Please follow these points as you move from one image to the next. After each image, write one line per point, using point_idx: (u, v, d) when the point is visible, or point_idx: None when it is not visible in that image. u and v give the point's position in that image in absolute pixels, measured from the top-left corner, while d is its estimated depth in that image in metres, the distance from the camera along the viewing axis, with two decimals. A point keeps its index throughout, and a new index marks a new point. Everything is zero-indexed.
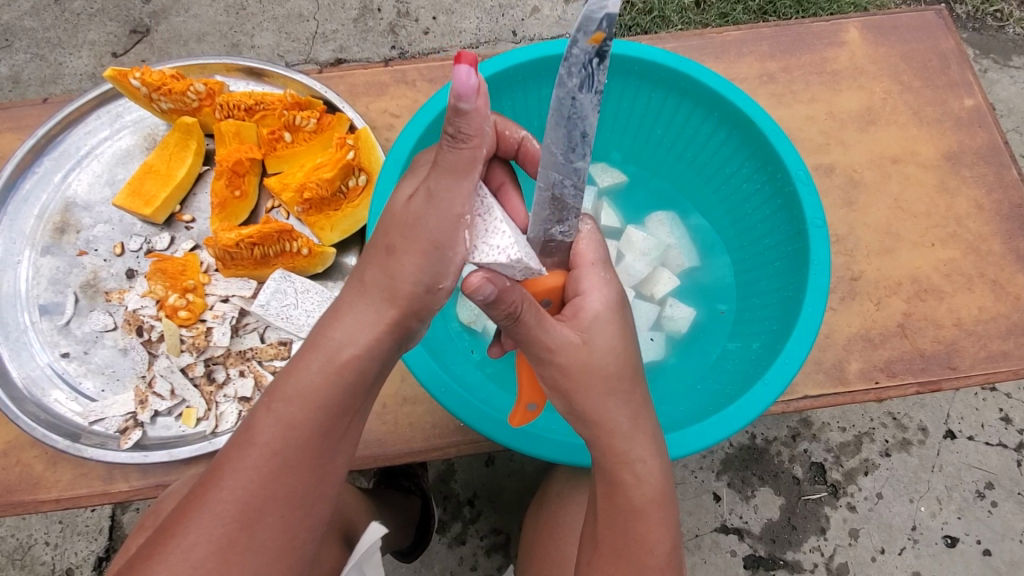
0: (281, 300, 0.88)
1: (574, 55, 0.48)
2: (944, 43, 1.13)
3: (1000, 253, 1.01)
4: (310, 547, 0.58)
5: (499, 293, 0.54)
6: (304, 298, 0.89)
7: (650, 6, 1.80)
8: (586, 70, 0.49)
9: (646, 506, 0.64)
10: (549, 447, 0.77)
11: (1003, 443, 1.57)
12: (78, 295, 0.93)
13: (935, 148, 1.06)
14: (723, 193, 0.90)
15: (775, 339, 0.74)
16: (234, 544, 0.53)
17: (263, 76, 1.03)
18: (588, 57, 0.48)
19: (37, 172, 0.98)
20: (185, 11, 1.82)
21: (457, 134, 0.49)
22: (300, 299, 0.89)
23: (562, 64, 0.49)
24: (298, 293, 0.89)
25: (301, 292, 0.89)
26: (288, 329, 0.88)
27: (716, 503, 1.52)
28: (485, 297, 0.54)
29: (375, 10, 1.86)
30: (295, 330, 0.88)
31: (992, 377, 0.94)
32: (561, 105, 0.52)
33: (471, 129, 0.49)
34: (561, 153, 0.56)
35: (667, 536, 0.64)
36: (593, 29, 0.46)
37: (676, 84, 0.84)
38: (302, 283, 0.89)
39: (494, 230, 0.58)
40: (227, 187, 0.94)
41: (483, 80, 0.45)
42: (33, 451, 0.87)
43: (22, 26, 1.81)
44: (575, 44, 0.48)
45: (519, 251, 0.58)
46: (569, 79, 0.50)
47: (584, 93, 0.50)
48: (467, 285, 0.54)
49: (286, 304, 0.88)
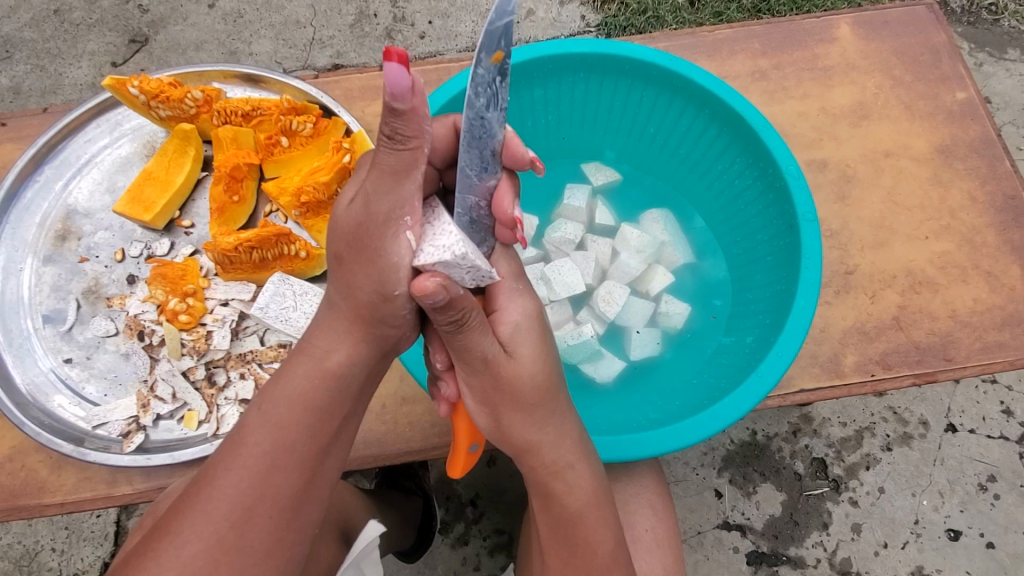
0: (267, 305, 0.88)
1: (480, 75, 0.50)
2: (936, 37, 1.13)
3: (994, 244, 1.01)
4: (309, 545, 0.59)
5: (450, 299, 0.52)
6: (296, 302, 0.89)
7: (644, 6, 1.83)
8: (491, 88, 0.51)
9: (584, 510, 0.65)
10: None
11: (1004, 436, 1.57)
12: (80, 301, 0.94)
13: (928, 141, 1.07)
14: (716, 189, 0.91)
15: (769, 333, 0.74)
16: (224, 542, 0.55)
17: (259, 82, 1.04)
18: (491, 76, 0.51)
19: (38, 180, 0.99)
20: (183, 20, 1.84)
21: (393, 134, 0.52)
22: (290, 304, 0.89)
23: (470, 86, 0.50)
24: (288, 297, 0.89)
25: (299, 294, 0.89)
26: (287, 332, 0.89)
27: (718, 500, 1.52)
28: (435, 302, 0.52)
29: (372, 16, 1.87)
30: (294, 332, 0.89)
31: (988, 368, 0.94)
32: (469, 126, 0.53)
33: (408, 130, 0.52)
34: (476, 172, 0.58)
35: (610, 536, 0.66)
36: (494, 49, 0.49)
37: (667, 82, 0.85)
38: (294, 286, 0.90)
39: (440, 230, 0.56)
40: (225, 192, 0.94)
41: (415, 79, 0.48)
42: (37, 456, 0.88)
43: (22, 38, 1.83)
44: (478, 64, 0.49)
45: (466, 248, 0.55)
46: (477, 100, 0.51)
47: (492, 111, 0.53)
48: (417, 290, 0.52)
49: (274, 308, 0.89)
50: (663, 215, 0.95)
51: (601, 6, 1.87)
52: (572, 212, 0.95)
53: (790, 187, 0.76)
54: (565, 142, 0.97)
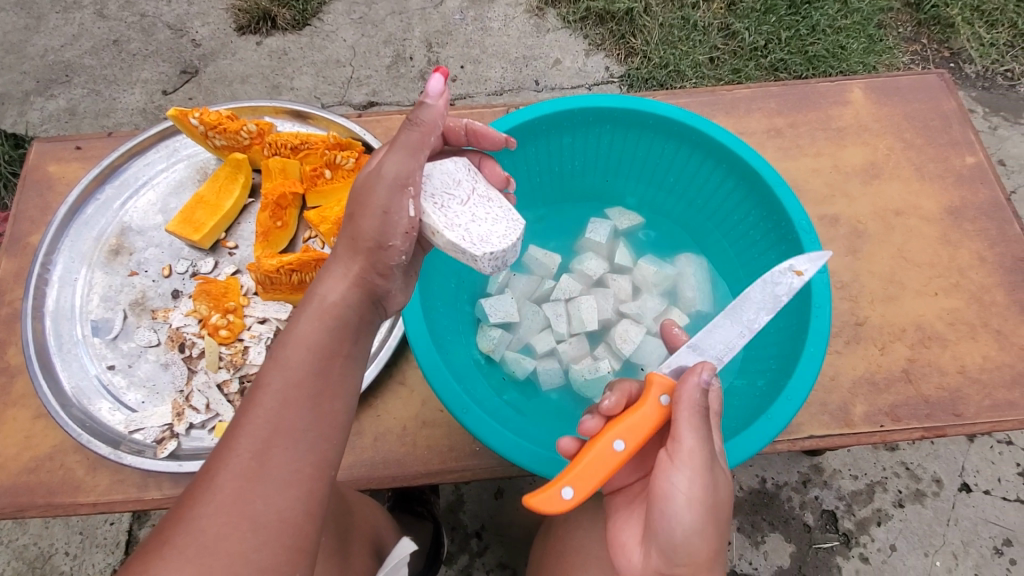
0: (454, 176, 0.79)
1: None
2: (946, 104, 1.19)
3: (1003, 304, 1.03)
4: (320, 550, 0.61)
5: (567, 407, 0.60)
6: (459, 225, 0.75)
7: (666, 61, 1.94)
8: None
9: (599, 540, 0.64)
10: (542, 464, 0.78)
11: (1020, 499, 1.52)
12: (126, 312, 1.00)
13: (937, 202, 1.11)
14: (731, 238, 0.96)
15: (778, 378, 0.78)
16: None
17: (307, 118, 1.12)
18: None
19: (99, 199, 1.07)
20: (232, 55, 1.97)
21: (414, 117, 0.69)
22: (476, 221, 0.76)
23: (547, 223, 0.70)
24: (490, 212, 0.78)
25: (471, 203, 0.78)
26: (437, 219, 0.73)
27: (725, 548, 1.49)
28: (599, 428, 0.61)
29: (407, 58, 1.99)
30: (443, 225, 0.73)
31: (997, 427, 0.95)
32: None
33: (425, 119, 0.69)
34: None
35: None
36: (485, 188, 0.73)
37: (688, 137, 0.91)
38: (458, 232, 0.73)
39: (451, 215, 0.75)
40: (270, 218, 1.01)
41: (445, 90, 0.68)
42: (75, 456, 0.92)
43: (82, 64, 1.97)
44: None
45: (451, 221, 0.74)
46: None
47: None
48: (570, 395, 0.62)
49: (449, 192, 0.78)
50: (693, 260, 1.01)
51: (625, 58, 1.97)
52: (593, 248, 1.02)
53: (803, 242, 0.82)
54: (588, 186, 1.06)
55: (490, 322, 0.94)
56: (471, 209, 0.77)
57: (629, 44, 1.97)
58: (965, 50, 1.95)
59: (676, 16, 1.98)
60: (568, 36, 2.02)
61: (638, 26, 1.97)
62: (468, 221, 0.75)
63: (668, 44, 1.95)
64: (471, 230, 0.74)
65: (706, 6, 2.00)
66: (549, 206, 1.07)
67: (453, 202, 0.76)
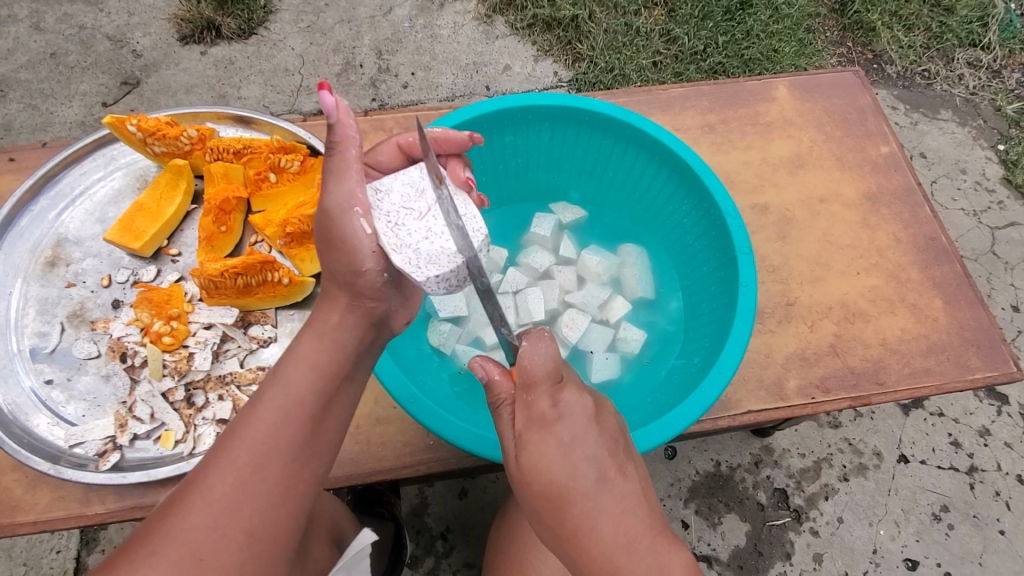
0: (416, 188, 0.77)
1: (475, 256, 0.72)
2: (861, 99, 1.29)
3: (918, 280, 1.11)
4: (266, 543, 0.61)
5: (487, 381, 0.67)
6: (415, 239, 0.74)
7: (612, 65, 2.00)
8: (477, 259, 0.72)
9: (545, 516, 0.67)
10: (488, 446, 0.80)
11: (954, 467, 1.58)
12: (64, 325, 0.97)
13: (857, 189, 1.19)
14: (668, 227, 1.03)
15: (712, 353, 0.84)
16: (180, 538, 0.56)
17: (250, 123, 1.12)
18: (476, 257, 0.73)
19: (33, 210, 1.03)
20: (176, 65, 1.93)
21: (329, 147, 0.71)
22: (430, 238, 0.73)
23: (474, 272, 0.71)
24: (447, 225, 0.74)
25: (427, 217, 0.75)
26: (388, 241, 0.72)
27: (685, 531, 1.49)
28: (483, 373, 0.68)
29: (358, 66, 1.99)
30: (393, 245, 0.72)
31: (916, 392, 1.02)
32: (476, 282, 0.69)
33: (339, 137, 0.70)
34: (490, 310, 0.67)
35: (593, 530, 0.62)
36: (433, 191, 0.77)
37: (622, 132, 0.97)
38: (407, 251, 0.72)
39: (404, 235, 0.73)
40: (214, 222, 1.01)
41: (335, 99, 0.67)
42: (12, 475, 0.89)
43: (17, 78, 1.89)
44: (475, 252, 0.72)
45: (401, 241, 0.73)
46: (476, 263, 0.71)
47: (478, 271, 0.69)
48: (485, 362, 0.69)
49: (408, 207, 0.76)
50: (634, 249, 1.07)
51: (573, 63, 2.03)
52: (539, 242, 1.08)
53: (728, 226, 0.88)
54: (533, 183, 1.11)
55: (440, 317, 1.01)
56: (428, 227, 0.74)
57: (576, 49, 2.02)
58: (886, 52, 2.09)
59: (619, 22, 2.05)
60: (516, 43, 2.06)
61: (584, 31, 2.03)
62: (423, 239, 0.73)
63: (613, 49, 2.02)
64: (423, 251, 0.72)
65: (647, 13, 2.09)
66: (496, 203, 1.12)
67: (408, 217, 0.75)
